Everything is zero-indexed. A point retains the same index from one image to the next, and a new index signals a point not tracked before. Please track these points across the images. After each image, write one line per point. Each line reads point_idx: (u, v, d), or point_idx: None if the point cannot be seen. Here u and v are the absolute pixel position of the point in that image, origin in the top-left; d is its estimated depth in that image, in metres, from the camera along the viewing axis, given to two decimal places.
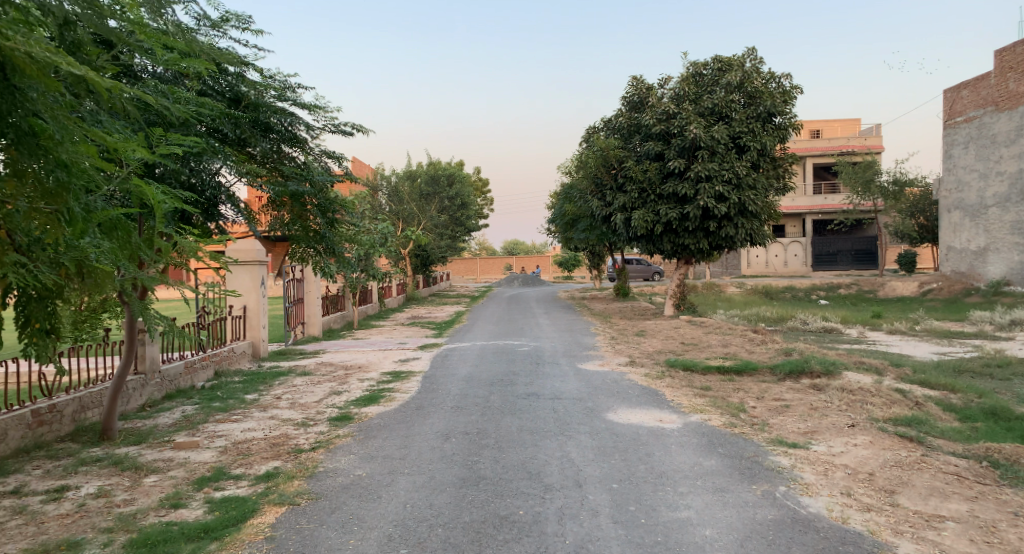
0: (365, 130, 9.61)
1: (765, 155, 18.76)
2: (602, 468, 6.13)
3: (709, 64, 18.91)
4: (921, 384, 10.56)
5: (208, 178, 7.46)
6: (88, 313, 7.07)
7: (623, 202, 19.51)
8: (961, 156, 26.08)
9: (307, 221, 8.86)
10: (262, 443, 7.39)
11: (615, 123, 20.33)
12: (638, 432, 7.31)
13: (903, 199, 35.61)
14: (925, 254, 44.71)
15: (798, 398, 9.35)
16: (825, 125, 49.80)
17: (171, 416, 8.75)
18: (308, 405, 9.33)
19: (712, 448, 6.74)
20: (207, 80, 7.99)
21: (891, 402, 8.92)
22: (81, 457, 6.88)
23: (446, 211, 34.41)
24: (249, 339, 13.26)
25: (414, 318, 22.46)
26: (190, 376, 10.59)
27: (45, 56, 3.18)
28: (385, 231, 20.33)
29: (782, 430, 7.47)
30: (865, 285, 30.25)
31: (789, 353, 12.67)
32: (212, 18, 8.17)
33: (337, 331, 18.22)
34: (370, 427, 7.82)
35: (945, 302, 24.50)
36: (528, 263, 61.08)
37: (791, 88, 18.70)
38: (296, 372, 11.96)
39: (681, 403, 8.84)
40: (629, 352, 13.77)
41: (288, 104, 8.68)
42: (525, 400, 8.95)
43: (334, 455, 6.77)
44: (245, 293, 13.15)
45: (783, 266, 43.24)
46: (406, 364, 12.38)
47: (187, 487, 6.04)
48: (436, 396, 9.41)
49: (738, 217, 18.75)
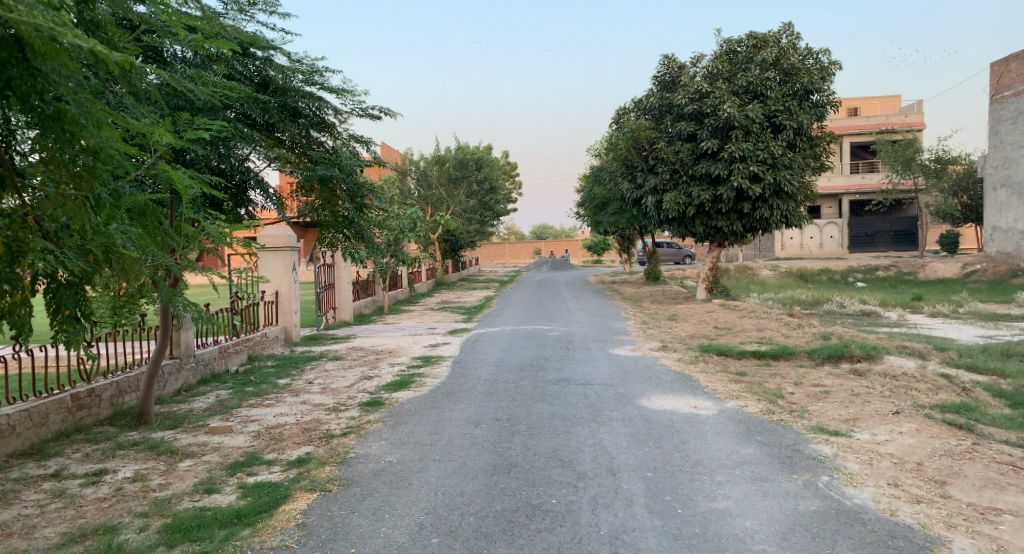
0: (394, 114, 9.48)
1: (802, 134, 18.29)
2: (636, 455, 6.00)
3: (743, 41, 18.42)
4: (968, 369, 10.23)
5: (237, 163, 7.36)
6: (125, 298, 7.10)
7: (654, 184, 19.20)
8: (1008, 132, 25.19)
9: (336, 206, 8.80)
10: (294, 428, 7.39)
11: (646, 104, 19.95)
12: (672, 419, 7.15)
13: (945, 177, 34.62)
14: (967, 235, 43.51)
15: (838, 383, 9.10)
16: (864, 104, 48.66)
17: (206, 400, 8.82)
18: (339, 389, 9.33)
19: (749, 436, 6.56)
20: (234, 64, 7.93)
21: (937, 388, 8.63)
22: (118, 441, 6.94)
23: (476, 195, 34.43)
24: (281, 324, 13.33)
25: (444, 303, 22.50)
26: (224, 360, 10.68)
27: (55, 29, 3.07)
28: (415, 216, 20.27)
29: (823, 418, 7.25)
30: (904, 266, 29.53)
31: (827, 338, 12.39)
32: (239, 2, 8.10)
33: (368, 317, 18.29)
34: (401, 413, 7.77)
35: (989, 284, 23.80)
36: (557, 247, 60.98)
37: (830, 64, 18.19)
38: (328, 356, 11.99)
39: (716, 389, 8.65)
40: (662, 336, 13.57)
41: (316, 88, 8.59)
42: (556, 386, 8.83)
43: (365, 441, 6.73)
44: (277, 278, 13.21)
45: (818, 248, 42.46)
46: (436, 349, 12.35)
47: (221, 472, 6.05)
48: (466, 382, 9.33)
49: (773, 199, 18.35)
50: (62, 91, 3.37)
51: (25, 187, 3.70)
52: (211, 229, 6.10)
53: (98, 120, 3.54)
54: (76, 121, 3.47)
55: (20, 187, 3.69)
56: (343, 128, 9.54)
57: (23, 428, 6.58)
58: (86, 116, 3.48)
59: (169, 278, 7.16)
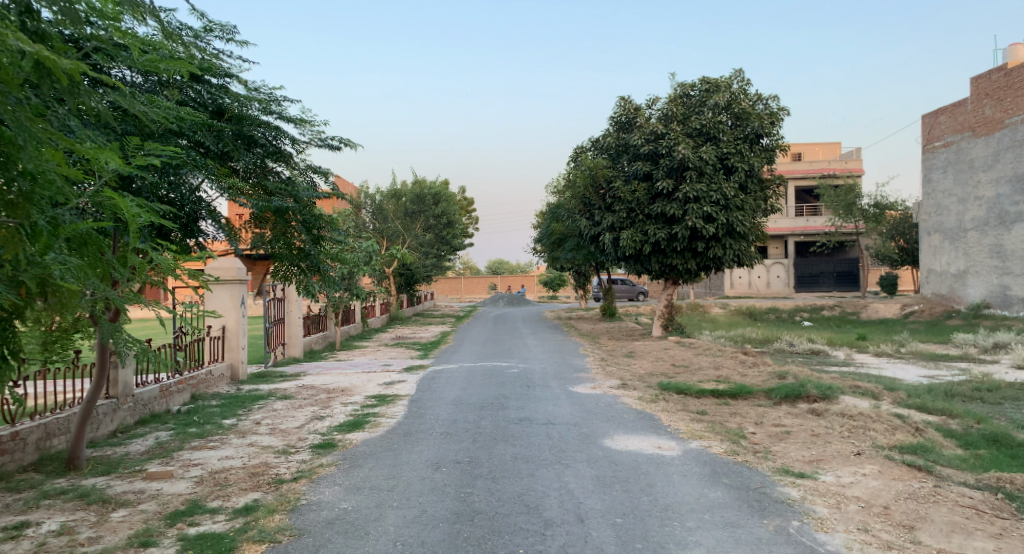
0: (353, 145, 9.27)
1: (753, 176, 18.68)
2: (603, 500, 5.80)
3: (696, 86, 18.84)
4: (919, 409, 10.34)
5: (188, 193, 7.02)
6: (59, 333, 6.60)
7: (611, 222, 19.29)
8: (940, 180, 26.26)
9: (291, 238, 8.49)
10: (241, 473, 6.96)
11: (602, 143, 20.17)
12: (637, 461, 6.99)
13: (884, 221, 35.86)
14: (906, 277, 45.05)
15: (798, 423, 9.08)
16: (807, 149, 50.38)
17: (144, 443, 8.31)
18: (289, 430, 8.91)
19: (716, 478, 6.43)
20: (187, 89, 7.63)
21: (892, 428, 8.66)
22: (44, 489, 6.43)
23: (433, 230, 34.31)
24: (228, 361, 12.80)
25: (398, 339, 22.06)
26: (165, 400, 10.15)
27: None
28: (370, 250, 19.90)
29: (787, 459, 7.17)
30: (848, 306, 30.28)
31: (782, 377, 12.44)
32: (195, 28, 7.86)
33: (319, 352, 17.79)
34: (355, 455, 7.42)
35: (927, 325, 24.52)
36: (513, 282, 61.02)
37: (779, 110, 18.71)
38: (277, 395, 11.50)
39: (679, 429, 8.54)
40: (620, 374, 13.44)
41: (273, 117, 8.35)
42: (518, 426, 8.60)
43: (317, 486, 6.37)
44: (225, 313, 12.72)
45: (766, 287, 43.42)
46: (391, 387, 11.96)
47: (159, 522, 5.62)
48: (423, 422, 9.01)
49: (727, 238, 18.64)
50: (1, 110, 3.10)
51: None
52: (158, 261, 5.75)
53: (42, 139, 3.28)
54: (14, 142, 3.19)
55: None
56: (300, 159, 9.28)
57: None
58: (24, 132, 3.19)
59: (110, 311, 6.75)
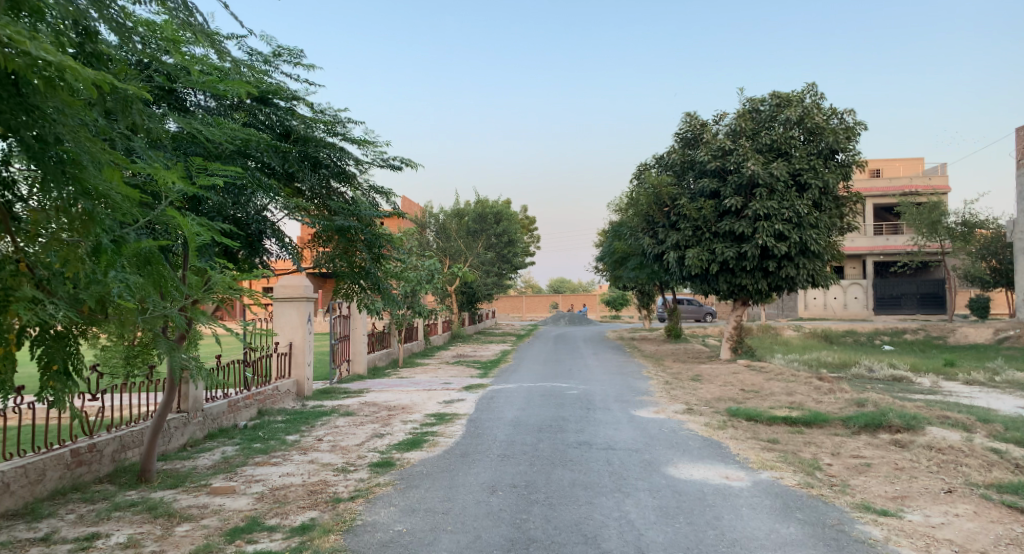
0: (415, 164, 9.30)
1: (828, 194, 17.96)
2: (666, 532, 5.53)
3: (767, 101, 18.32)
4: (1017, 443, 9.60)
5: (254, 212, 7.11)
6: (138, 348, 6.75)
7: (677, 240, 18.85)
8: None
9: (354, 257, 8.55)
10: (300, 490, 6.96)
11: (667, 161, 19.81)
12: (703, 491, 6.66)
13: (973, 241, 34.01)
14: (998, 299, 42.55)
15: (879, 455, 8.54)
16: (886, 165, 48.46)
17: (211, 457, 8.45)
18: (349, 448, 8.92)
19: (788, 512, 6.05)
20: (256, 112, 7.79)
21: (988, 464, 8.05)
22: (115, 501, 6.56)
23: (494, 248, 34.38)
24: (294, 377, 12.98)
25: (460, 357, 22.07)
26: (233, 415, 10.34)
27: (49, 55, 2.83)
28: (433, 267, 20.02)
29: (868, 494, 6.72)
30: (933, 330, 28.73)
31: (862, 405, 11.79)
32: (264, 53, 8.04)
33: (382, 369, 17.93)
34: (412, 476, 7.33)
35: (1022, 351, 23.00)
36: (576, 301, 60.58)
37: (855, 124, 17.98)
38: (339, 412, 11.59)
39: (749, 458, 8.14)
40: (687, 397, 13.02)
41: (338, 138, 8.45)
42: (577, 450, 8.37)
43: (373, 507, 6.29)
44: (291, 329, 12.94)
45: (842, 309, 41.73)
46: (451, 406, 11.90)
47: (219, 538, 5.63)
48: (482, 443, 8.88)
49: (800, 258, 17.95)
50: (64, 132, 3.15)
51: (20, 233, 3.42)
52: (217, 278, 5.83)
53: (99, 159, 3.29)
54: (80, 163, 3.22)
55: (15, 232, 3.41)
56: (364, 178, 9.36)
57: (18, 485, 6.23)
58: (80, 150, 3.22)
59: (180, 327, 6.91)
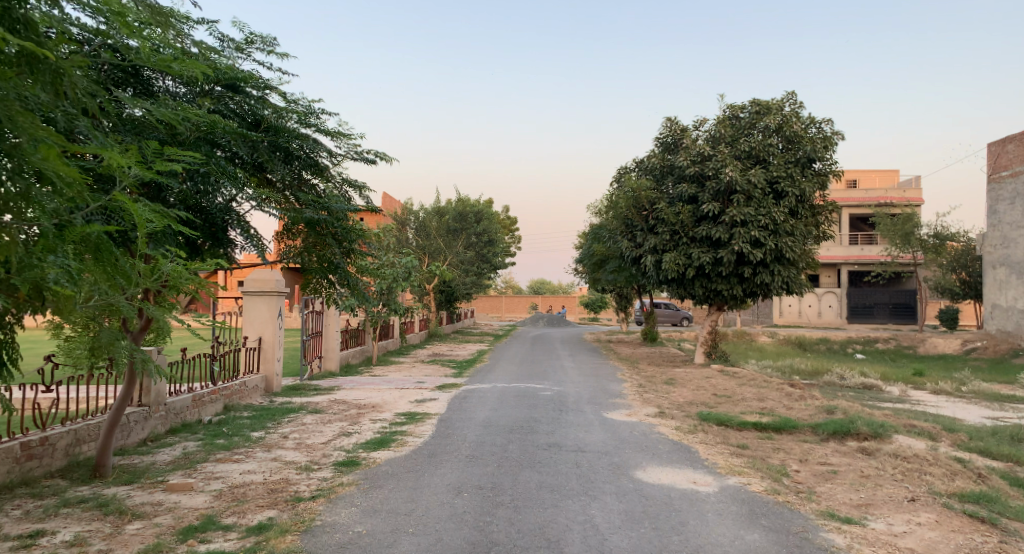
0: (389, 158, 9.15)
1: (804, 202, 18.06)
2: (630, 537, 5.47)
3: (746, 108, 18.41)
4: (981, 453, 9.68)
5: (219, 203, 6.93)
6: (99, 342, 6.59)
7: (654, 244, 18.86)
8: (1007, 212, 25.11)
9: (323, 251, 8.39)
10: (260, 488, 6.81)
11: (647, 164, 19.83)
12: (669, 495, 6.62)
13: (945, 253, 34.52)
14: (968, 311, 43.20)
15: (846, 463, 8.56)
16: (863, 175, 49.04)
17: (171, 453, 8.24)
18: (314, 446, 8.76)
19: (753, 518, 6.02)
20: (225, 100, 7.63)
21: (952, 473, 8.09)
22: (66, 497, 6.36)
23: (473, 247, 34.22)
24: (263, 372, 12.77)
25: (435, 356, 21.91)
26: (197, 410, 10.12)
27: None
28: (410, 265, 19.85)
29: (833, 501, 6.71)
30: (904, 339, 29.07)
31: (831, 412, 11.84)
32: (237, 40, 7.87)
33: (355, 367, 17.74)
34: (377, 475, 7.21)
35: (990, 362, 23.33)
36: (554, 302, 60.59)
37: (832, 134, 18.11)
38: (308, 409, 11.41)
39: (717, 463, 8.11)
40: (659, 401, 13.01)
41: (311, 130, 8.30)
42: (546, 452, 8.30)
43: (334, 507, 6.16)
44: (261, 324, 12.69)
45: (816, 317, 42.13)
46: (422, 405, 11.77)
47: (170, 537, 5.47)
48: (451, 443, 8.76)
49: (775, 264, 18.04)
50: None
51: None
52: (169, 268, 5.67)
53: (37, 137, 3.12)
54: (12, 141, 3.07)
55: None
56: (337, 171, 9.20)
57: None
58: (15, 131, 3.04)
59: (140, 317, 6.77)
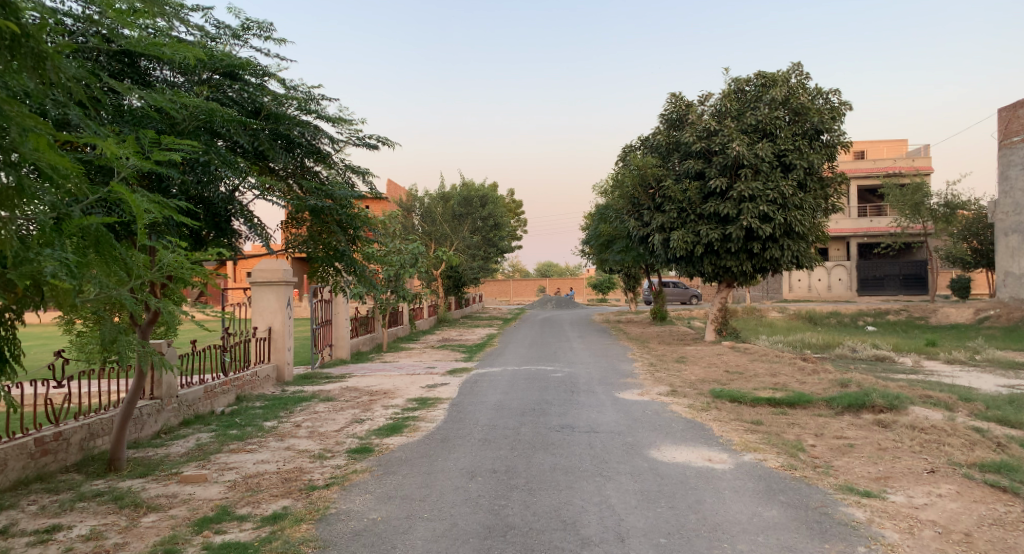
0: (391, 143, 9.05)
1: (812, 174, 17.85)
2: (647, 517, 5.41)
3: (752, 81, 18.17)
4: (999, 422, 9.57)
5: (221, 194, 6.82)
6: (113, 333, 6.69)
7: (662, 222, 18.70)
8: (1019, 178, 24.79)
9: (329, 239, 8.32)
10: (274, 478, 6.80)
11: (652, 142, 19.64)
12: (685, 474, 6.56)
13: (955, 222, 34.20)
14: (980, 279, 42.86)
15: (862, 436, 8.48)
16: (871, 146, 48.57)
17: (184, 444, 8.25)
18: (327, 433, 8.75)
19: (771, 494, 5.96)
20: (223, 88, 7.53)
21: (971, 444, 8.00)
22: (81, 491, 6.36)
23: (480, 231, 34.17)
24: (273, 362, 12.77)
25: (445, 341, 21.91)
26: (210, 401, 10.12)
27: None
28: (417, 251, 19.78)
29: (851, 476, 6.64)
30: (915, 310, 28.88)
31: (846, 385, 11.74)
32: (233, 26, 7.76)
33: (365, 354, 17.75)
34: (390, 462, 7.18)
35: (1003, 330, 23.13)
36: (562, 285, 60.55)
37: (840, 104, 17.86)
38: (319, 397, 11.40)
39: (732, 440, 8.05)
40: (672, 379, 12.95)
41: (311, 116, 8.20)
42: (559, 434, 8.25)
43: (348, 495, 6.13)
44: (271, 314, 12.67)
45: (826, 290, 41.90)
46: (433, 391, 11.74)
47: (186, 529, 5.46)
48: (463, 428, 8.72)
49: (783, 239, 17.88)
50: None
51: None
52: (168, 259, 5.59)
53: (26, 127, 3.09)
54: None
55: None
56: (339, 158, 9.11)
57: None
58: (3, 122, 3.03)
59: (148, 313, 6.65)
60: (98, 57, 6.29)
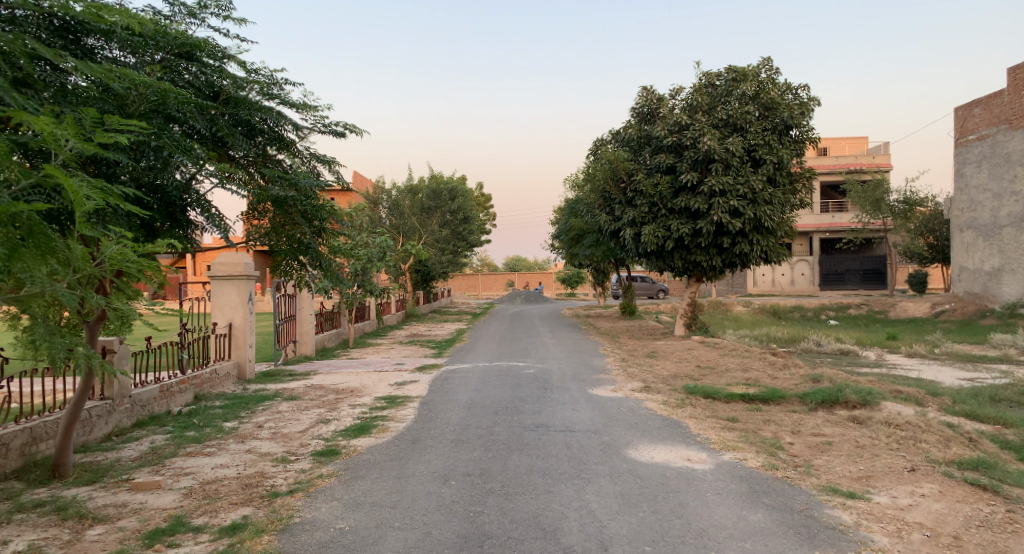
0: (359, 131, 8.65)
1: (782, 169, 17.83)
2: (629, 523, 5.17)
3: (723, 75, 18.06)
4: (968, 417, 9.54)
5: (178, 187, 6.43)
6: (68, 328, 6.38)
7: (632, 217, 18.53)
8: (974, 175, 25.19)
9: (292, 231, 7.93)
10: (233, 484, 6.41)
11: (623, 136, 19.49)
12: (666, 476, 6.33)
13: (913, 218, 34.74)
14: (936, 275, 43.89)
15: (838, 433, 8.37)
16: (833, 144, 49.32)
17: (137, 448, 7.79)
18: (291, 435, 8.36)
19: (754, 497, 5.76)
20: (176, 69, 7.06)
21: (945, 440, 7.93)
22: (20, 502, 5.90)
23: (448, 225, 33.75)
24: (234, 359, 12.25)
25: (413, 337, 21.49)
26: (166, 401, 9.65)
27: None
28: (384, 245, 19.33)
29: (833, 475, 6.48)
30: (876, 304, 29.25)
31: (817, 380, 11.66)
32: (189, 4, 7.31)
33: (331, 351, 17.27)
34: (358, 465, 6.84)
35: (959, 325, 23.53)
36: (531, 279, 60.44)
37: (809, 99, 17.85)
38: (282, 396, 10.96)
39: (710, 438, 7.85)
40: (644, 375, 12.77)
41: (274, 102, 7.78)
42: (533, 433, 7.99)
43: (314, 502, 5.78)
44: (231, 310, 12.18)
45: (790, 285, 42.51)
46: (402, 388, 11.39)
47: (135, 542, 5.07)
48: (434, 428, 8.40)
49: (753, 234, 17.84)
50: None
51: None
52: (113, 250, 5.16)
53: None
54: None
55: None
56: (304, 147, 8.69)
57: None
58: None
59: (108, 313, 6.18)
60: (37, 31, 5.75)
